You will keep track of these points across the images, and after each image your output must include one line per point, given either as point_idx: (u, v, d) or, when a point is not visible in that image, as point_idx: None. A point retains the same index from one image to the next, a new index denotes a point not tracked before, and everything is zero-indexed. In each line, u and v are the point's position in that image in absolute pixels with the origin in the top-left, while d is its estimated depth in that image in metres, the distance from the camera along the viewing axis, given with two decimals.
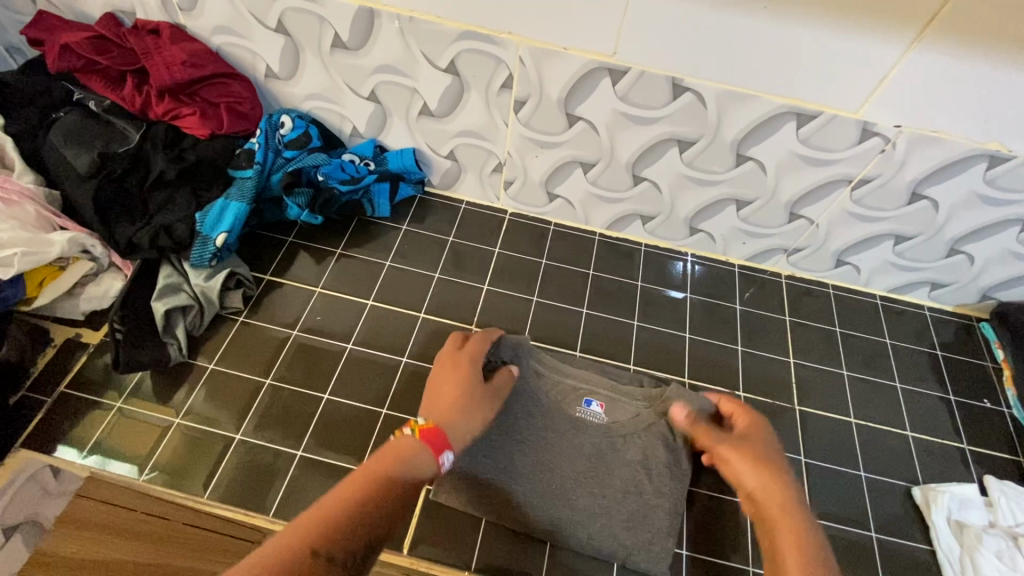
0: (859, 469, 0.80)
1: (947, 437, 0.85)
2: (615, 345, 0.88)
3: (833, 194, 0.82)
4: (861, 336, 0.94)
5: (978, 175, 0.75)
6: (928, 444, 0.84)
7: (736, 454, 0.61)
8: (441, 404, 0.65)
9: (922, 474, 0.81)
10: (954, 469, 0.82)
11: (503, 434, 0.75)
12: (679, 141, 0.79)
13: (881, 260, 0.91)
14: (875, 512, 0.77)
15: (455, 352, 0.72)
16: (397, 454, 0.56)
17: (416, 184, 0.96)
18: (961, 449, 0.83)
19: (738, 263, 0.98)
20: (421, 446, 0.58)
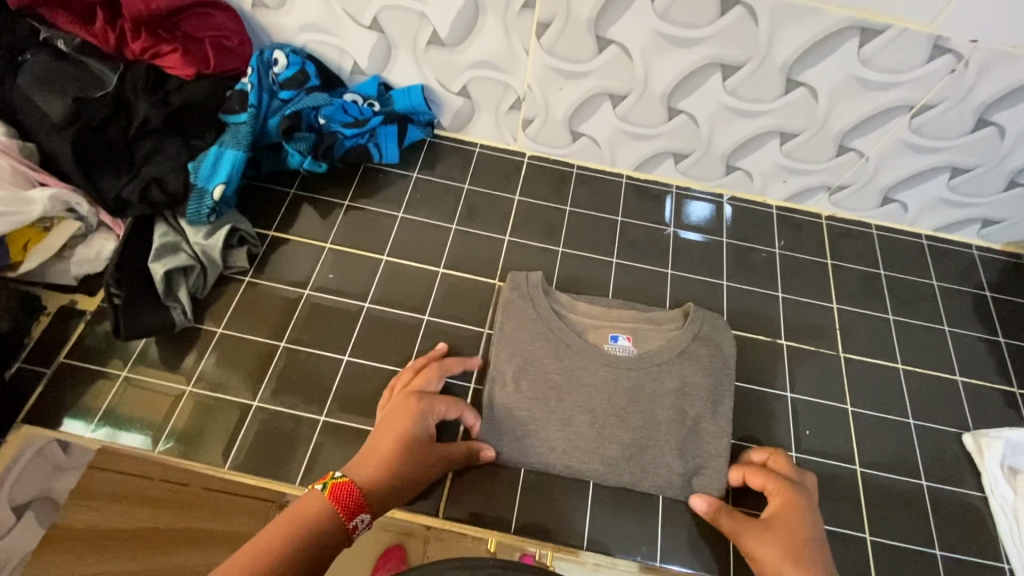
0: (907, 416, 0.77)
1: (997, 382, 0.81)
2: (647, 296, 0.82)
3: (889, 123, 0.74)
4: (906, 278, 0.88)
5: None
6: (978, 389, 0.80)
7: (762, 538, 0.60)
8: (375, 458, 0.59)
9: (971, 420, 0.77)
10: (1004, 413, 0.78)
11: (536, 393, 0.71)
12: (722, 66, 0.71)
13: (933, 196, 0.84)
14: (923, 460, 0.74)
15: (411, 394, 0.66)
16: (306, 513, 0.50)
17: (426, 126, 0.88)
18: (1010, 393, 0.80)
19: (776, 204, 0.91)
20: (331, 510, 0.51)
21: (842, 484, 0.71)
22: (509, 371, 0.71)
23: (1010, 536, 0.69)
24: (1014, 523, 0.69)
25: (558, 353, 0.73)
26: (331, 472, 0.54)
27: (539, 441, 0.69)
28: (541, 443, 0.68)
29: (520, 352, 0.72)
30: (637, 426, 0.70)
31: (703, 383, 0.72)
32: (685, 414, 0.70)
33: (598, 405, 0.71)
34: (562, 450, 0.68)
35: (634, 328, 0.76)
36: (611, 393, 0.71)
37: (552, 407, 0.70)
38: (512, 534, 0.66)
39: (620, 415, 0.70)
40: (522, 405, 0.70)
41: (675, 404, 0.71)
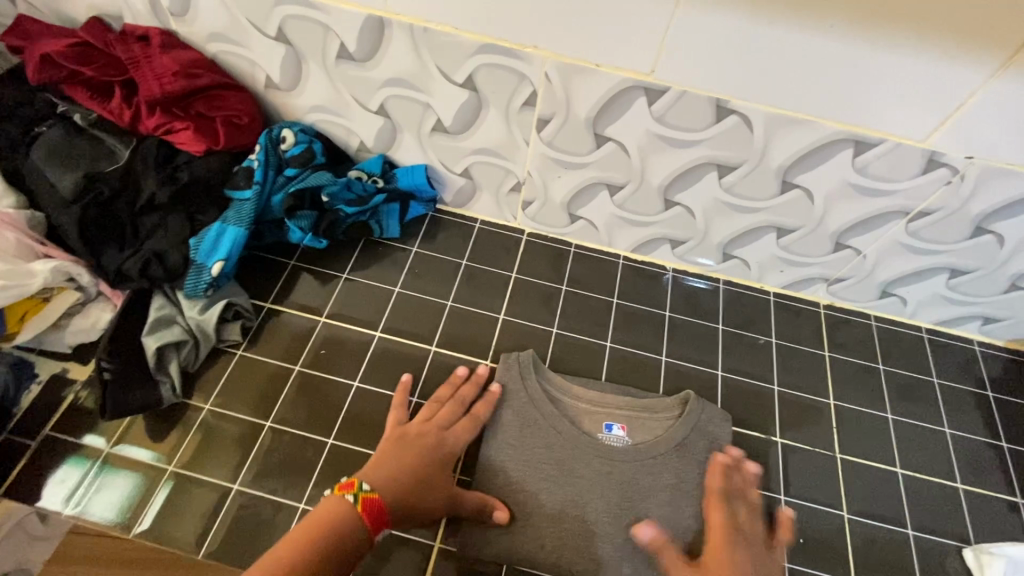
0: (905, 526, 0.74)
1: (1000, 490, 0.78)
2: (641, 380, 0.81)
3: (887, 225, 0.74)
4: (906, 373, 0.86)
5: None
6: (980, 498, 0.77)
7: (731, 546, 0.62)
8: (399, 478, 0.62)
9: (973, 533, 0.74)
10: (1007, 525, 0.75)
11: (524, 487, 0.69)
12: (718, 166, 0.72)
13: (932, 293, 0.84)
14: (922, 574, 0.71)
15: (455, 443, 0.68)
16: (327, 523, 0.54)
17: (428, 202, 0.89)
18: (1014, 503, 0.77)
19: (774, 291, 0.90)
20: (354, 518, 0.56)
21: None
22: (497, 461, 0.70)
23: None
24: None
25: (551, 442, 0.71)
26: (359, 483, 0.58)
27: (524, 540, 0.66)
28: (523, 541, 0.66)
29: (509, 441, 0.71)
30: (624, 529, 0.67)
31: (695, 483, 0.70)
32: (675, 517, 0.68)
33: (587, 501, 0.68)
34: (545, 551, 0.66)
35: (629, 417, 0.74)
36: (601, 489, 0.69)
37: (541, 502, 0.68)
38: None
39: (609, 515, 0.67)
40: (509, 499, 0.68)
41: (666, 505, 0.68)
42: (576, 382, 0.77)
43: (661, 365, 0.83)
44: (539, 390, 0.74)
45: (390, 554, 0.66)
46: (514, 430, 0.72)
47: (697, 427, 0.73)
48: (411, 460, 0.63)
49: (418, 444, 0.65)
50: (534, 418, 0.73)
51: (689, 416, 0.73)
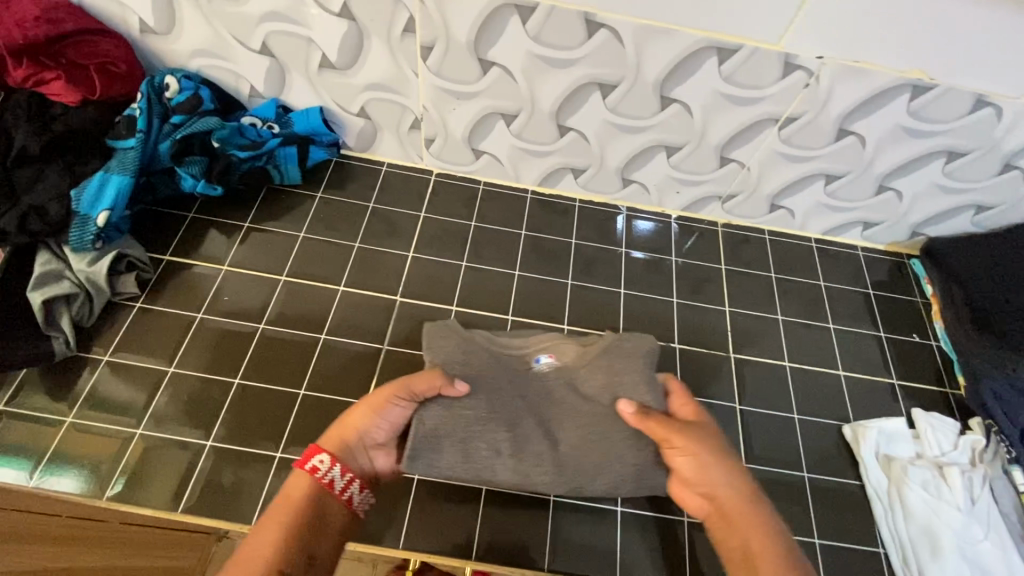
0: (793, 412, 0.79)
1: (879, 374, 0.85)
2: (549, 303, 0.84)
3: (762, 134, 0.78)
4: (798, 280, 0.92)
5: (902, 106, 0.73)
6: (862, 383, 0.83)
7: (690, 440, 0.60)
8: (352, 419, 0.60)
9: (852, 412, 0.81)
10: (884, 404, 0.82)
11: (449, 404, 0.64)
12: (600, 84, 0.75)
13: (814, 202, 0.89)
14: (807, 452, 0.76)
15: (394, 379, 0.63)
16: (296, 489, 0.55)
17: (330, 146, 0.88)
18: (891, 385, 0.84)
19: (675, 214, 0.95)
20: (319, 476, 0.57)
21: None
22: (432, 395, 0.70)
23: (887, 521, 0.71)
24: (889, 507, 0.72)
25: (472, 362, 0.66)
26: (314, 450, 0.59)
27: None
28: (458, 458, 0.63)
29: None
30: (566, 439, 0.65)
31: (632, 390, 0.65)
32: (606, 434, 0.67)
33: (522, 418, 0.66)
34: (487, 465, 0.63)
35: (552, 345, 0.70)
36: (538, 408, 0.67)
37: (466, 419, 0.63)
38: (402, 549, 0.65)
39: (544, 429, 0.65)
40: (429, 419, 0.63)
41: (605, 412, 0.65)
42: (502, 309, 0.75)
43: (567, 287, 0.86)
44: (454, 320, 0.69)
45: None
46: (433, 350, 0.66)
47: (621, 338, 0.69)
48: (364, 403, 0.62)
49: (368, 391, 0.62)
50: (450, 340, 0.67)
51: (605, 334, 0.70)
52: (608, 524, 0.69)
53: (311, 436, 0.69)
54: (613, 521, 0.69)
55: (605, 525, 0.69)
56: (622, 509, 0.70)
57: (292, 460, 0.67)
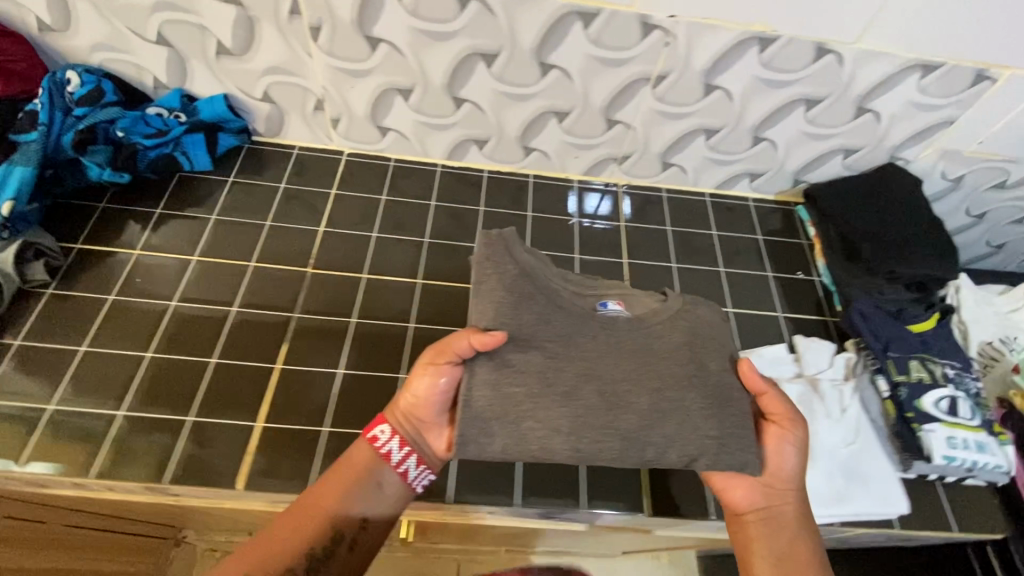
0: None
1: (767, 309, 0.91)
2: (456, 266, 0.89)
3: (639, 94, 0.85)
4: (692, 231, 0.98)
5: (754, 59, 0.79)
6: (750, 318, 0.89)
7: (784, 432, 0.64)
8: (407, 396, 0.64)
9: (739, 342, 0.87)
10: (771, 334, 0.88)
11: (499, 370, 0.61)
12: (482, 55, 0.80)
13: (700, 157, 0.96)
14: None
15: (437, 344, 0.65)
16: (353, 470, 0.63)
17: (239, 133, 0.92)
18: (777, 318, 0.90)
19: (578, 178, 1.01)
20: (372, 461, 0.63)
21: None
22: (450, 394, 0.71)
23: None
24: None
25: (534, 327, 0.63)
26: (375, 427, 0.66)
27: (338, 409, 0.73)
28: (510, 438, 0.59)
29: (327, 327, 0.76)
30: (633, 411, 0.62)
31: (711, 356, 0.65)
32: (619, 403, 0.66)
33: (582, 388, 0.62)
34: (542, 446, 0.60)
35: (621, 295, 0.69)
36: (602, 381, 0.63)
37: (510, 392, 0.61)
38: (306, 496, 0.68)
39: (608, 400, 0.62)
40: (480, 392, 0.61)
41: (678, 379, 0.63)
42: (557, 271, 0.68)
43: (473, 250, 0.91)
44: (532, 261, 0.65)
45: (209, 441, 0.69)
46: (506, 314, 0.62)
47: (691, 303, 0.68)
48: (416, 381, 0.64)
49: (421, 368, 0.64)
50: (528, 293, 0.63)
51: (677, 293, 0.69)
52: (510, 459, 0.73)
53: (223, 401, 0.72)
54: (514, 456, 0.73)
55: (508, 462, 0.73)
56: None
57: (203, 424, 0.70)
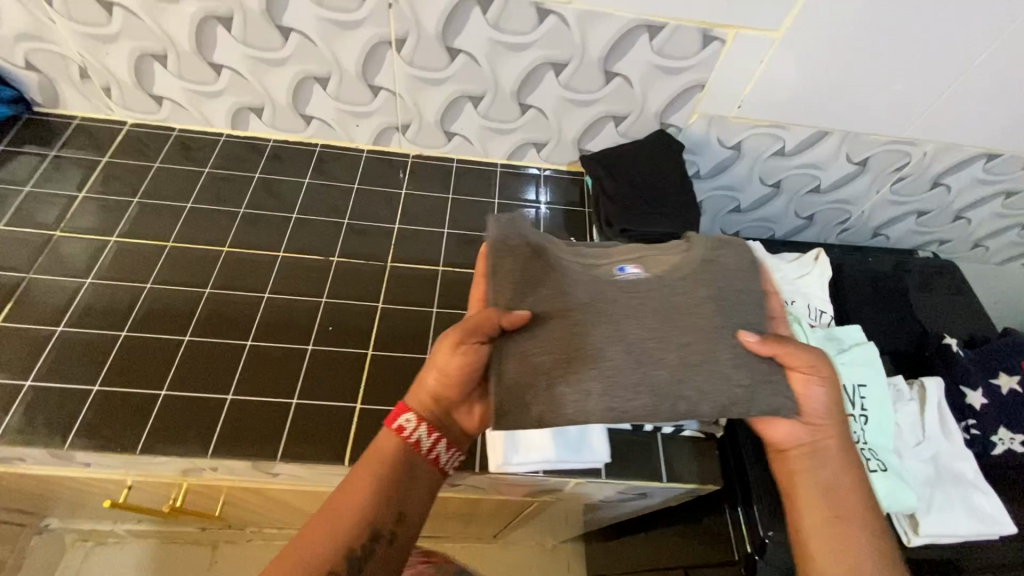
0: (433, 305, 0.86)
1: None
2: (216, 230, 0.90)
3: (387, 58, 0.86)
4: (470, 200, 1.00)
5: (482, 20, 0.80)
6: None
7: (807, 379, 0.65)
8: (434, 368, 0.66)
9: None
10: None
11: (518, 346, 0.62)
12: (217, 18, 0.82)
13: (478, 125, 0.97)
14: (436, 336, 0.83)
15: (459, 327, 0.64)
16: (380, 459, 0.65)
17: (11, 103, 0.94)
18: None
19: (367, 148, 1.02)
20: (397, 451, 0.65)
21: (348, 364, 0.79)
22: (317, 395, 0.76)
23: None
24: None
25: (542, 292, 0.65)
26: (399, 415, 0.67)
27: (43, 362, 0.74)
28: (547, 404, 0.60)
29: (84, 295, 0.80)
30: (662, 366, 0.61)
31: (678, 330, 0.63)
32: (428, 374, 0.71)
33: (609, 349, 0.62)
34: (578, 407, 0.60)
35: (640, 256, 0.70)
36: (622, 333, 0.63)
37: (535, 363, 0.62)
38: None
39: (633, 357, 0.62)
40: (510, 363, 0.61)
41: (707, 334, 0.63)
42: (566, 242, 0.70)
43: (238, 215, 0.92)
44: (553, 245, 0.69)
45: None
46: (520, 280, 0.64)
47: (716, 250, 0.69)
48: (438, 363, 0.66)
49: (444, 352, 0.66)
50: (536, 265, 0.66)
51: (700, 240, 0.70)
52: (217, 411, 0.73)
53: None
54: (221, 408, 0.74)
55: (213, 413, 0.73)
56: (231, 397, 0.74)
57: None
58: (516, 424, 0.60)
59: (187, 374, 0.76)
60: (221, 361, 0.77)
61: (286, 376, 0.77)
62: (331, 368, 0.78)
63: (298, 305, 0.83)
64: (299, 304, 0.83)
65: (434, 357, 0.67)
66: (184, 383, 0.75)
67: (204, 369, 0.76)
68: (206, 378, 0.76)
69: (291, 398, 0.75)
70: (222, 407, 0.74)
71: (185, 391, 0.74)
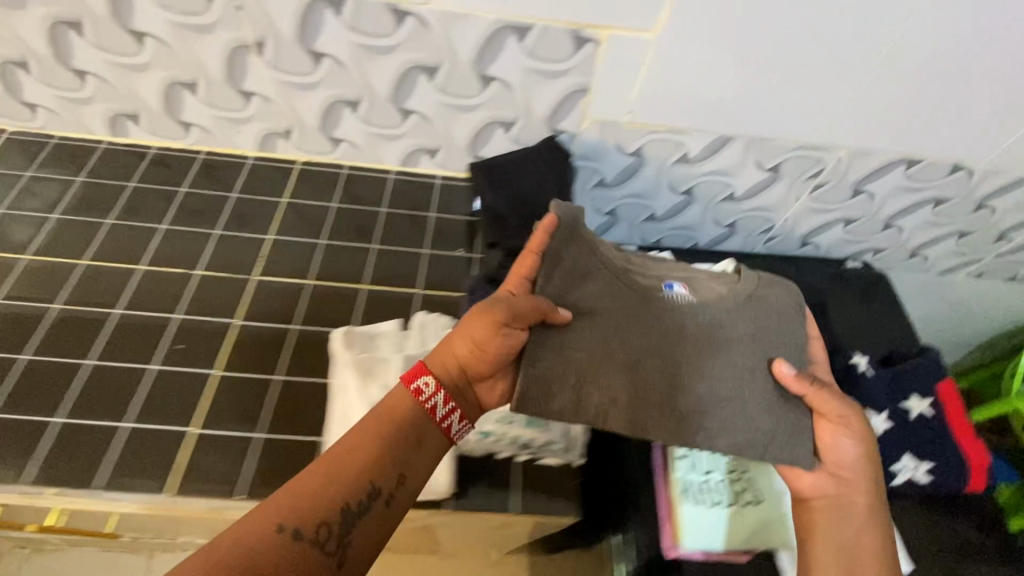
0: (294, 323, 0.80)
1: (406, 286, 0.86)
2: (75, 242, 0.86)
3: (250, 63, 0.82)
4: (356, 209, 0.94)
5: (338, 21, 0.76)
6: (379, 295, 0.84)
7: (826, 426, 0.65)
8: (465, 345, 0.63)
9: (361, 316, 0.82)
10: (398, 309, 0.83)
11: (557, 348, 0.63)
12: (69, 23, 0.79)
13: (362, 131, 0.92)
14: (293, 356, 0.77)
15: (489, 305, 0.63)
16: (392, 413, 0.60)
17: None
18: (413, 295, 0.85)
19: (253, 155, 0.97)
20: (415, 409, 0.60)
21: (190, 387, 0.73)
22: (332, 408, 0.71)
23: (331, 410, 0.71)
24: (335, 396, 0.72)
25: (600, 298, 0.66)
26: (420, 373, 0.62)
27: None
28: (571, 398, 0.62)
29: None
30: (693, 393, 0.64)
31: (711, 367, 0.65)
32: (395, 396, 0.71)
33: (643, 362, 0.64)
34: (600, 411, 0.62)
35: (687, 280, 0.72)
36: (664, 353, 0.65)
37: (570, 357, 0.63)
38: None
39: (664, 377, 0.64)
40: (545, 360, 0.63)
41: (739, 370, 0.65)
42: (617, 251, 0.74)
43: (101, 226, 0.88)
44: (614, 256, 0.71)
45: None
46: (569, 287, 0.66)
47: (762, 287, 0.70)
48: (466, 335, 0.63)
49: (476, 321, 0.63)
50: (592, 267, 0.68)
51: (750, 276, 0.71)
52: (39, 435, 0.68)
53: None
54: (46, 431, 0.68)
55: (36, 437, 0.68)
56: (61, 420, 0.69)
57: None
58: (535, 411, 0.62)
59: (16, 394, 0.71)
60: (56, 381, 0.72)
61: (113, 401, 0.71)
62: (174, 388, 0.73)
63: (151, 321, 0.78)
64: (152, 320, 0.79)
65: (462, 329, 0.63)
66: (14, 403, 0.70)
67: (36, 389, 0.71)
68: (36, 399, 0.70)
69: (128, 419, 0.70)
70: (39, 435, 0.68)
71: (14, 412, 0.69)
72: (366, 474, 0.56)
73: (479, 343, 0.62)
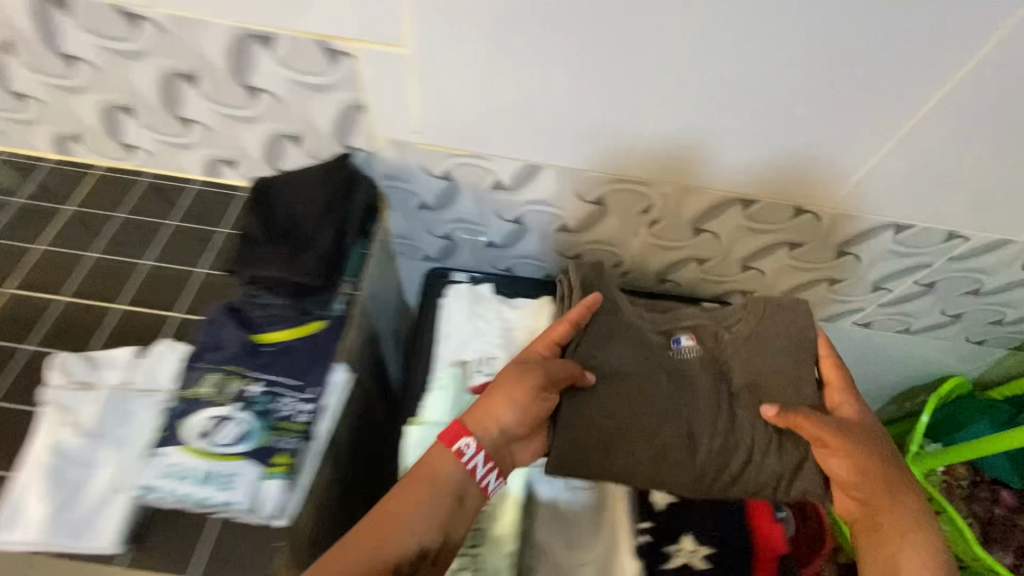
0: (31, 342, 0.75)
1: (165, 308, 0.79)
2: None
3: (11, 64, 0.78)
4: (145, 220, 0.88)
5: (75, 24, 0.71)
6: (134, 317, 0.78)
7: (834, 457, 0.70)
8: (488, 413, 0.68)
9: (104, 339, 0.76)
10: (148, 333, 0.77)
11: (589, 401, 0.73)
12: None
13: (150, 138, 0.86)
14: (17, 376, 0.72)
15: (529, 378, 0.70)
16: (431, 474, 0.66)
17: None
18: (171, 318, 0.78)
19: (53, 157, 0.93)
20: (444, 473, 0.66)
21: None
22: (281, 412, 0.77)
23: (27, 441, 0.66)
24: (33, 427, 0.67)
25: (626, 359, 0.76)
26: (457, 435, 0.68)
27: None
28: (682, 442, 0.71)
29: None
30: (701, 447, 0.71)
31: (675, 420, 0.72)
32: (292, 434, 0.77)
33: (661, 428, 0.72)
34: (609, 466, 0.70)
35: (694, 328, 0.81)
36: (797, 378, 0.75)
37: (573, 438, 0.71)
38: None
39: (653, 450, 0.71)
40: (558, 437, 0.71)
41: (709, 427, 0.72)
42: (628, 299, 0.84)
43: None
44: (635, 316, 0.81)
45: None
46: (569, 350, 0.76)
47: (769, 313, 0.79)
48: (498, 400, 0.69)
49: (509, 382, 0.70)
50: (608, 321, 0.78)
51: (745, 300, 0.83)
52: None
53: None
54: None
55: None
56: None
57: None
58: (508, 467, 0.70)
59: None
60: None
61: None
62: None
63: None
64: None
65: (506, 393, 0.69)
66: None
67: None
68: None
69: None
70: None
71: None
72: (364, 555, 0.60)
73: (519, 402, 0.69)
